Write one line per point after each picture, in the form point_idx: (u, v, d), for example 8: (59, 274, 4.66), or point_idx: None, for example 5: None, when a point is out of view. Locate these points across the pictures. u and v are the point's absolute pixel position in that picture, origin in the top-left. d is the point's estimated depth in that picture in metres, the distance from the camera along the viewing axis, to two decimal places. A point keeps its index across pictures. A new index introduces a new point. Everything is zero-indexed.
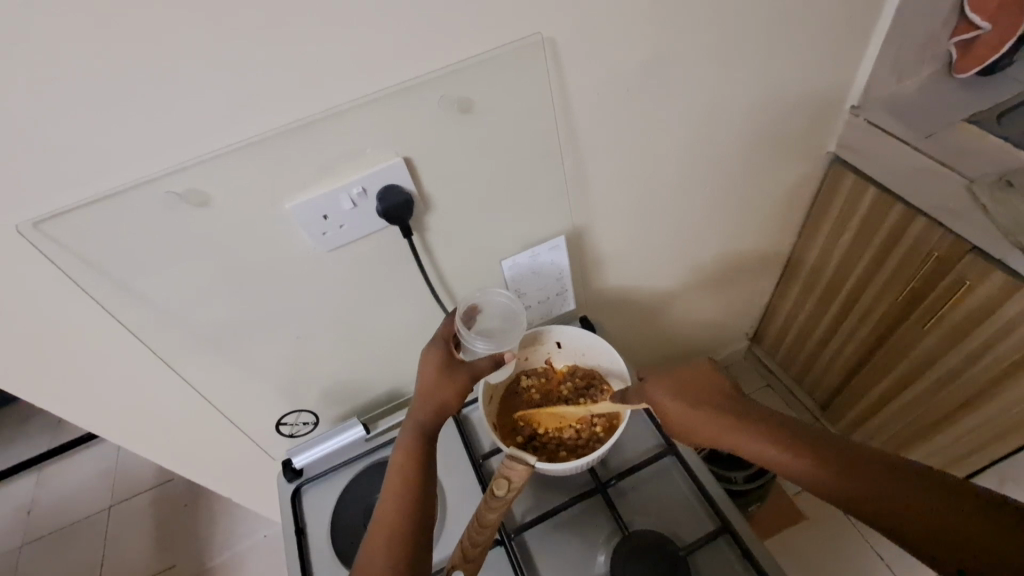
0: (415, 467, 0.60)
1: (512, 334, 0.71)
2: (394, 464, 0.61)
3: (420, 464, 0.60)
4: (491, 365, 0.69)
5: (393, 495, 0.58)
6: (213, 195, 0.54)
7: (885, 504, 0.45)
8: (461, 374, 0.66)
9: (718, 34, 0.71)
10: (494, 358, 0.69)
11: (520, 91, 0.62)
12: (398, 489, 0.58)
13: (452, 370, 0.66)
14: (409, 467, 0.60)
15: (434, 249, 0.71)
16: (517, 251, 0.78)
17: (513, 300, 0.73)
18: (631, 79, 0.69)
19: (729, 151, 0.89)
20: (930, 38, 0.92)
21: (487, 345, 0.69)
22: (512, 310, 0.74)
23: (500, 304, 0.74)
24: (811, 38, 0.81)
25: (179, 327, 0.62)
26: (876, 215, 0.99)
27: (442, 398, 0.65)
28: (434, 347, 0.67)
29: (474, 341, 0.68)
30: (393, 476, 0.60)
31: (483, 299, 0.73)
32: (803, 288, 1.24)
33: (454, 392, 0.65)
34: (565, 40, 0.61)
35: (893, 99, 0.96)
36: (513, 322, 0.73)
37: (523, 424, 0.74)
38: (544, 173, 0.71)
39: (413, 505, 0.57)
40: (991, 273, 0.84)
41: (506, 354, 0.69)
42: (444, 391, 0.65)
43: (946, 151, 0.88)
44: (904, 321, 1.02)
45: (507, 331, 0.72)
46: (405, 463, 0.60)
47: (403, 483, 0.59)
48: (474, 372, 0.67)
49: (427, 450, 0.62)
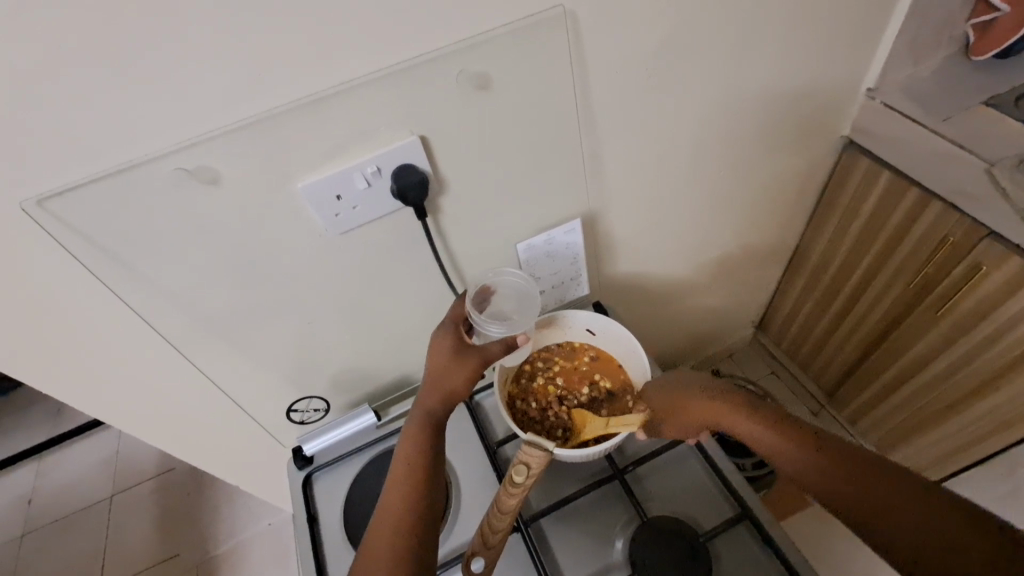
0: (421, 461, 0.59)
1: (525, 316, 0.69)
2: (400, 453, 0.60)
3: (424, 459, 0.59)
4: (503, 350, 0.65)
5: (395, 491, 0.57)
6: (223, 173, 0.52)
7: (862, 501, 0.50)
8: (471, 356, 0.64)
9: (738, 8, 0.69)
10: (506, 342, 0.65)
11: (537, 68, 0.60)
12: (402, 482, 0.58)
13: (462, 356, 0.63)
14: (419, 457, 0.59)
15: (448, 232, 0.69)
16: (531, 234, 0.76)
17: (526, 281, 0.71)
18: (649, 57, 0.67)
19: (743, 133, 0.87)
20: (950, 18, 0.90)
21: (500, 327, 0.66)
22: (526, 291, 0.72)
23: (512, 285, 0.72)
24: (829, 15, 0.79)
25: (188, 310, 0.61)
26: (890, 199, 0.98)
27: (451, 384, 0.63)
28: (444, 333, 0.65)
29: (487, 324, 0.66)
30: (396, 472, 0.59)
31: (496, 281, 0.72)
32: (812, 275, 1.23)
33: (462, 380, 0.63)
34: (586, 15, 0.59)
35: (910, 81, 0.94)
36: (526, 302, 0.71)
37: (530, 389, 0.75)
38: (560, 153, 0.69)
39: (418, 499, 0.57)
40: (1008, 257, 0.83)
41: (519, 337, 0.66)
42: (453, 377, 0.63)
43: (964, 134, 0.86)
44: (917, 307, 1.01)
45: (521, 313, 0.70)
46: (411, 455, 0.60)
47: (411, 476, 0.58)
48: (485, 357, 0.64)
49: (434, 442, 0.61)
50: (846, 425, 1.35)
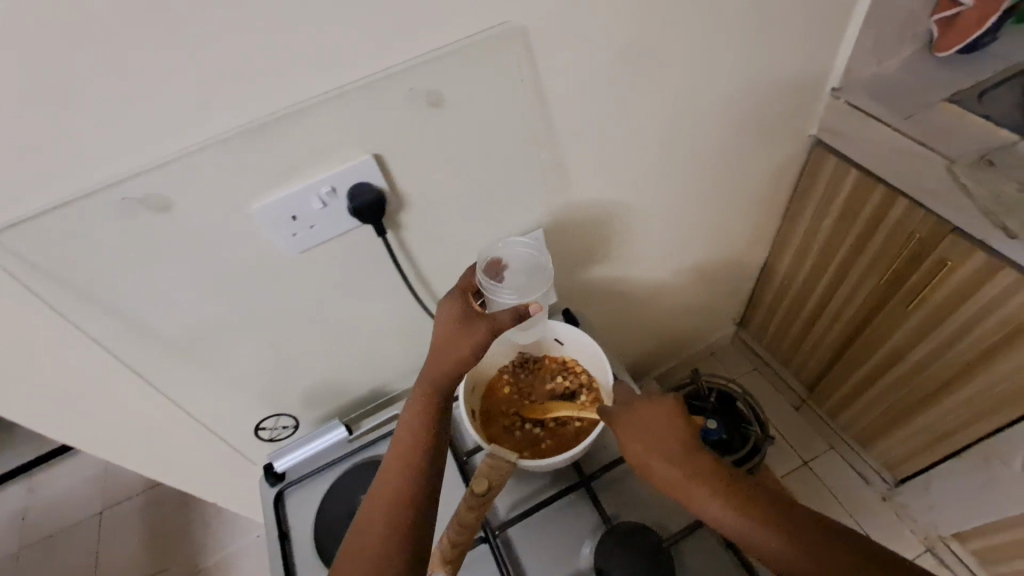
0: (423, 431, 0.60)
1: (536, 286, 0.71)
2: (404, 421, 0.61)
3: (425, 431, 0.60)
4: (514, 319, 0.62)
5: (397, 460, 0.58)
6: (175, 200, 0.52)
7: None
8: (479, 326, 0.62)
9: (693, 15, 0.69)
10: (516, 311, 0.61)
11: (489, 84, 0.60)
12: (404, 451, 0.59)
13: (469, 325, 0.62)
14: (422, 429, 0.60)
15: (411, 246, 0.69)
16: (496, 246, 0.76)
17: (538, 252, 0.73)
18: (605, 66, 0.68)
19: (709, 136, 0.88)
20: (912, 15, 0.90)
21: (512, 295, 0.68)
22: (537, 262, 0.73)
23: (521, 257, 0.73)
24: (788, 18, 0.79)
25: (149, 335, 0.61)
26: (859, 196, 0.99)
27: (457, 355, 0.61)
28: (450, 300, 0.65)
29: (499, 291, 0.67)
30: (398, 442, 0.60)
31: (505, 252, 0.72)
32: (789, 272, 1.24)
33: (469, 350, 0.61)
34: (537, 29, 0.59)
35: (874, 80, 0.95)
36: (538, 271, 0.72)
37: (508, 392, 0.76)
38: (520, 165, 0.70)
39: (416, 470, 0.57)
40: (972, 253, 0.84)
41: (531, 306, 0.62)
42: (459, 346, 0.62)
43: (927, 132, 0.86)
44: (889, 301, 1.02)
45: (534, 282, 0.71)
46: (415, 425, 0.60)
47: (414, 447, 0.59)
48: (495, 327, 0.62)
49: (439, 416, 0.61)
50: (827, 419, 1.36)
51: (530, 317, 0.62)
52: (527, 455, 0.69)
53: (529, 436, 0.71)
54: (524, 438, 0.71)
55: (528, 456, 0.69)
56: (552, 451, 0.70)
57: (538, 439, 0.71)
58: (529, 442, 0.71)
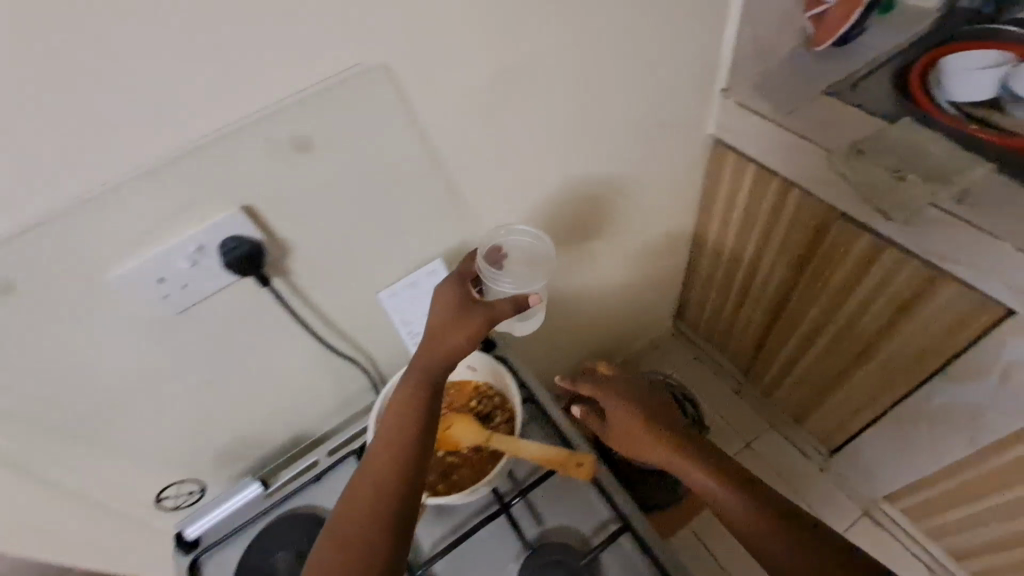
0: (418, 406, 0.60)
1: (537, 274, 0.71)
2: (400, 392, 0.62)
3: (421, 404, 0.61)
4: (513, 309, 0.65)
5: (389, 426, 0.60)
6: (20, 278, 0.50)
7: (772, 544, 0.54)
8: (475, 315, 0.65)
9: (564, 33, 0.70)
10: (514, 300, 0.66)
11: (357, 121, 0.59)
12: (398, 416, 0.60)
13: (467, 312, 0.65)
14: (417, 404, 0.61)
15: (305, 290, 0.67)
16: (395, 281, 0.74)
17: (538, 240, 0.74)
18: (482, 91, 0.67)
19: (604, 145, 0.90)
20: (786, 14, 0.95)
21: (510, 282, 0.69)
22: (538, 250, 0.74)
23: (522, 245, 0.74)
24: (662, 27, 0.82)
25: (16, 418, 0.57)
26: (760, 188, 1.02)
27: (453, 341, 0.64)
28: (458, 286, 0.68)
29: (499, 279, 0.69)
30: (392, 408, 0.61)
31: (505, 241, 0.74)
32: (712, 264, 1.28)
33: (466, 337, 0.64)
34: (400, 63, 0.59)
35: (761, 77, 0.99)
36: (538, 259, 0.73)
37: None
38: (408, 196, 0.69)
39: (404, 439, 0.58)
40: (860, 235, 0.88)
41: (530, 296, 0.66)
42: (456, 331, 0.64)
43: (807, 124, 0.90)
44: (799, 285, 1.06)
45: (533, 269, 0.72)
46: (410, 399, 0.61)
47: (407, 416, 0.60)
48: (491, 316, 0.65)
49: (434, 393, 0.62)
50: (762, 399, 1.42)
51: (528, 307, 0.66)
52: (440, 490, 0.69)
53: (442, 468, 0.71)
54: (438, 471, 0.71)
55: (441, 489, 0.68)
56: (467, 482, 0.69)
57: (452, 471, 0.70)
58: (442, 475, 0.70)
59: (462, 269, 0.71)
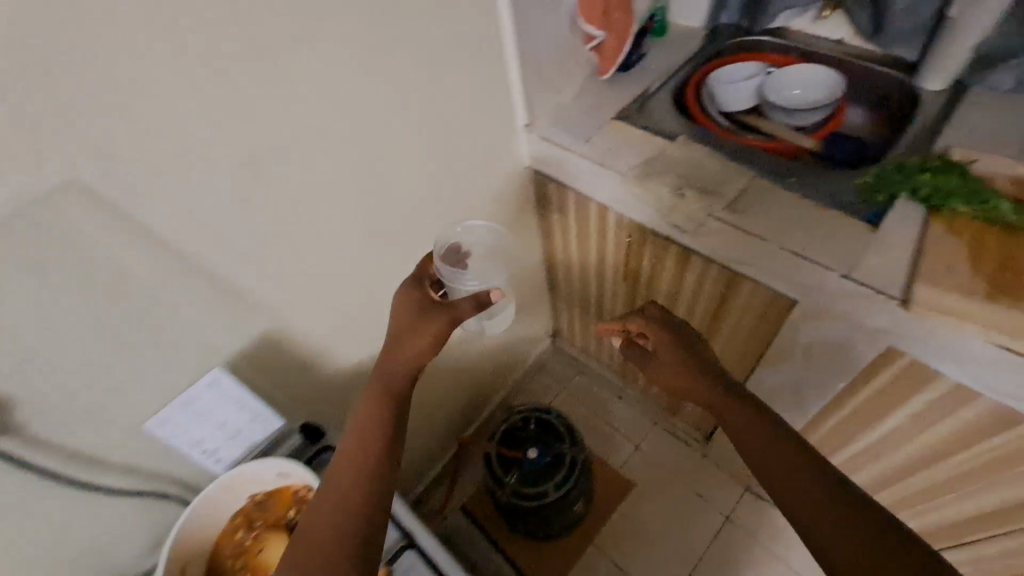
0: (389, 413, 0.65)
1: (495, 269, 0.77)
2: (367, 403, 0.65)
3: (392, 412, 0.65)
4: (473, 307, 0.72)
5: (355, 438, 0.62)
6: None
7: (802, 504, 0.54)
8: (437, 315, 0.71)
9: (314, 107, 0.66)
10: (474, 299, 0.72)
11: (51, 250, 0.51)
12: (364, 428, 0.63)
13: (431, 314, 0.71)
14: (388, 411, 0.65)
15: (43, 439, 0.58)
16: (163, 406, 0.65)
17: (491, 231, 0.80)
18: (227, 182, 0.62)
19: (406, 201, 0.86)
20: (566, 48, 0.98)
21: (473, 280, 0.74)
22: (490, 240, 0.80)
23: (478, 238, 0.80)
24: (436, 80, 0.80)
25: None
26: (581, 213, 1.05)
27: (419, 344, 0.69)
28: (417, 290, 0.74)
29: (461, 279, 0.74)
30: (359, 419, 0.64)
31: (460, 237, 0.80)
32: (566, 284, 1.30)
33: (427, 337, 0.69)
34: (94, 177, 0.51)
35: (558, 108, 1.02)
36: (494, 247, 0.80)
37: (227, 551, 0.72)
38: (157, 309, 0.61)
39: (375, 445, 0.61)
40: (667, 248, 0.93)
41: (492, 292, 0.73)
42: (423, 332, 0.70)
43: (601, 152, 0.93)
44: (638, 296, 1.10)
45: (490, 260, 0.78)
46: (379, 405, 0.65)
47: (380, 422, 0.64)
48: (454, 316, 0.71)
49: (402, 398, 0.67)
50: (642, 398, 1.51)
51: (489, 303, 0.73)
52: None
53: None
54: None
55: None
56: None
57: None
58: None
59: (423, 270, 0.77)
